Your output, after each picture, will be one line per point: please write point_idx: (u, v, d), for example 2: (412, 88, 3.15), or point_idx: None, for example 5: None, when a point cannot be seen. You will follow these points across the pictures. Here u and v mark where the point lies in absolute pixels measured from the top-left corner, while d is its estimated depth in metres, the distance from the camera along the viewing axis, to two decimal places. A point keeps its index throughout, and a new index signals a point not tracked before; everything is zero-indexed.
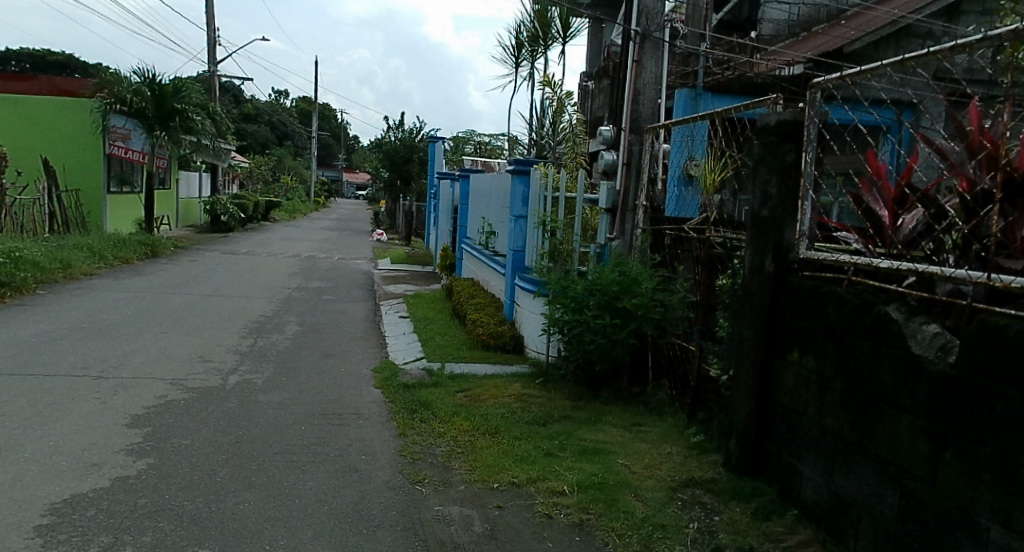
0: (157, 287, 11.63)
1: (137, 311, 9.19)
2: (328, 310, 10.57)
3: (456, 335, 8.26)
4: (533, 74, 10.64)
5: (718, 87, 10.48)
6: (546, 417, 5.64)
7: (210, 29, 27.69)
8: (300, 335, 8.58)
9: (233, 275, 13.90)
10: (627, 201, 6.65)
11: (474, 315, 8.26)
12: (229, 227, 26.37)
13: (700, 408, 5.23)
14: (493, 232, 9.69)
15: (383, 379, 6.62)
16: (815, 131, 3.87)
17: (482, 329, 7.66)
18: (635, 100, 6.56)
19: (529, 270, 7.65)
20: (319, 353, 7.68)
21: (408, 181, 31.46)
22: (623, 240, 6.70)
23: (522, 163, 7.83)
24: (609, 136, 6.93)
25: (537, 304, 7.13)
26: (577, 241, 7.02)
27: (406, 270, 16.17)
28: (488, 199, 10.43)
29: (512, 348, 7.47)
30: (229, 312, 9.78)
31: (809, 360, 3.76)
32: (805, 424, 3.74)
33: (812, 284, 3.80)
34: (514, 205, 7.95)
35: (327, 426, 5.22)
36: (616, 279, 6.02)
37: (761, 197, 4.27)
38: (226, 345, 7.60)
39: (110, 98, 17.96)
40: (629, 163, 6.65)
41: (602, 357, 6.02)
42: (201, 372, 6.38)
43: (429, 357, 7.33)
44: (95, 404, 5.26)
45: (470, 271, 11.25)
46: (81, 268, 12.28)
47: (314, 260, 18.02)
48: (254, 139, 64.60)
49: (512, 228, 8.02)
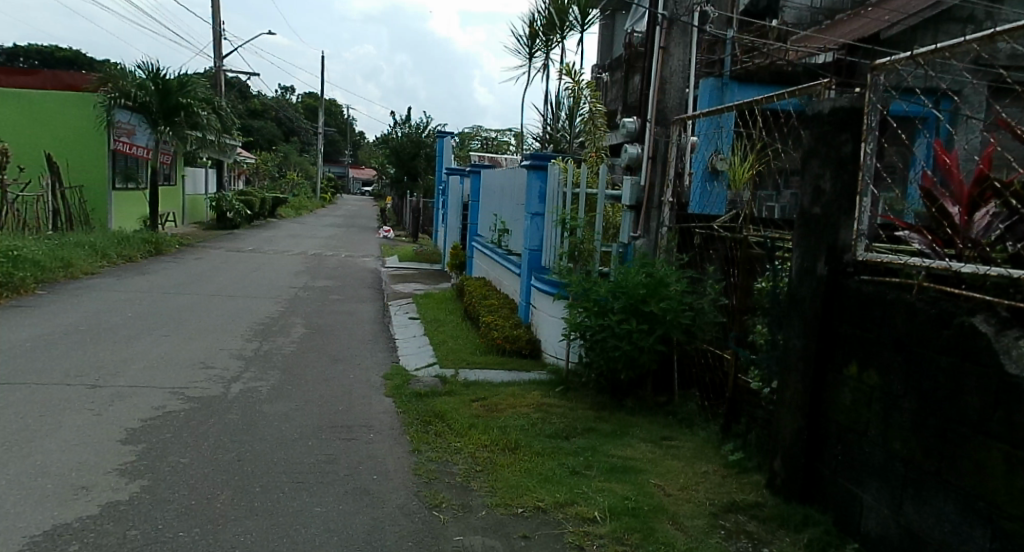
0: (160, 287, 11.31)
1: (138, 312, 8.86)
2: (336, 311, 10.23)
3: (470, 339, 7.92)
4: (548, 64, 10.27)
5: (745, 76, 10.10)
6: (568, 429, 5.28)
7: (215, 24, 27.37)
8: (307, 337, 8.24)
9: (238, 274, 13.57)
10: (653, 197, 6.25)
11: (488, 317, 7.91)
12: (235, 224, 26.09)
13: (737, 421, 4.85)
14: (506, 230, 9.34)
15: (393, 387, 6.27)
16: (876, 119, 3.47)
17: (497, 333, 7.30)
18: (662, 89, 6.15)
19: (546, 270, 7.28)
20: (327, 358, 7.33)
21: (415, 176, 31.15)
22: (648, 239, 6.33)
23: (539, 158, 7.45)
24: (632, 128, 6.52)
25: (555, 307, 6.76)
26: (598, 240, 6.62)
27: (414, 268, 15.82)
28: (500, 195, 10.08)
29: (529, 353, 7.11)
30: (234, 314, 9.44)
31: (870, 375, 3.37)
32: (867, 447, 3.35)
33: (873, 290, 3.40)
34: (531, 202, 7.59)
35: (335, 441, 4.87)
36: (642, 281, 5.65)
37: (811, 193, 3.87)
38: (230, 350, 7.26)
39: (114, 93, 17.56)
40: (654, 157, 6.24)
41: (628, 365, 5.63)
42: (203, 380, 6.04)
43: (442, 362, 6.99)
44: (88, 416, 4.92)
45: (482, 270, 10.90)
46: (83, 267, 11.96)
47: (321, 258, 17.72)
48: (260, 135, 64.37)
49: (528, 226, 7.66)
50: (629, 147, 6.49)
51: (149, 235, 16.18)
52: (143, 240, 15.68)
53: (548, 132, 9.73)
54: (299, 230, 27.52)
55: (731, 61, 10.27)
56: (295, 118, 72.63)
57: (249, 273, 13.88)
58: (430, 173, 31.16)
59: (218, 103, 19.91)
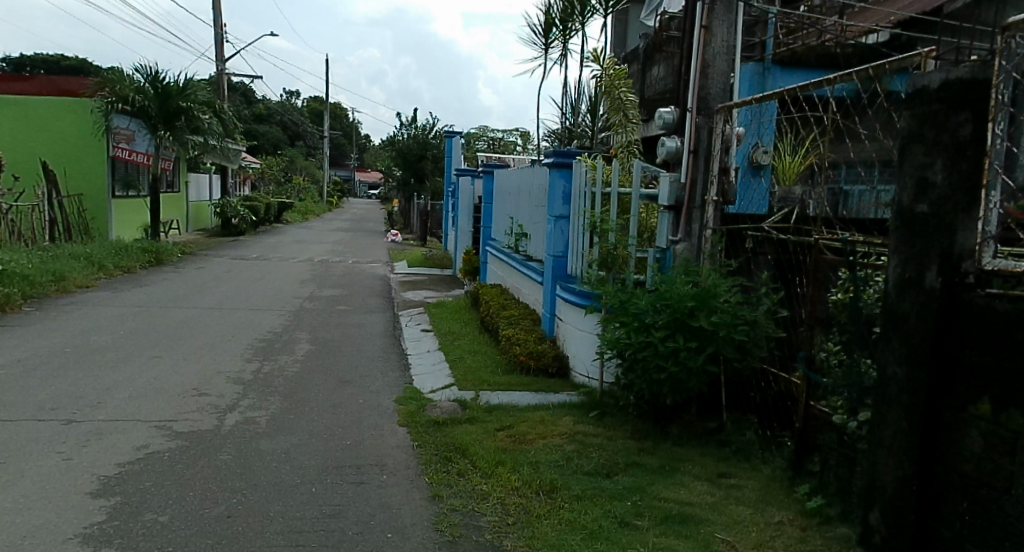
0: (157, 300, 10.67)
1: (129, 330, 8.21)
2: (343, 324, 9.57)
3: (489, 354, 7.24)
4: (568, 54, 9.55)
5: (791, 59, 9.17)
6: (609, 465, 4.60)
7: (216, 26, 26.80)
8: (311, 356, 7.57)
9: (240, 284, 12.94)
10: (695, 196, 5.55)
11: (507, 331, 7.23)
12: (240, 230, 25.51)
13: (811, 457, 4.16)
14: (525, 234, 8.67)
15: (408, 414, 5.60)
16: (1008, 92, 2.75)
17: (520, 349, 6.61)
18: (704, 74, 5.44)
19: (573, 280, 6.61)
20: (334, 379, 6.67)
21: (422, 179, 30.52)
22: (689, 245, 5.63)
23: (562, 156, 6.77)
24: (670, 119, 5.80)
25: (586, 321, 6.08)
26: (632, 245, 5.92)
27: (424, 275, 15.15)
28: (517, 197, 9.42)
29: (556, 372, 6.43)
30: (234, 329, 8.79)
31: (1010, 417, 2.65)
32: (1010, 510, 2.64)
33: (1010, 307, 2.69)
34: (554, 204, 6.90)
35: (342, 486, 4.19)
36: (689, 292, 4.95)
37: (916, 187, 3.15)
38: (227, 372, 6.61)
39: (111, 97, 16.98)
40: (696, 151, 5.53)
41: (674, 389, 4.92)
42: (194, 411, 5.38)
43: (461, 384, 6.31)
44: (57, 461, 4.25)
45: (498, 277, 10.23)
46: (77, 280, 11.32)
47: (328, 265, 17.08)
48: (265, 140, 63.96)
49: (551, 230, 6.98)
50: (666, 139, 5.74)
51: (149, 245, 15.57)
52: (143, 249, 15.08)
53: (568, 127, 9.03)
54: (305, 236, 26.91)
55: (773, 43, 9.37)
56: (300, 122, 72.16)
57: (252, 283, 13.23)
58: (437, 175, 30.54)
59: (222, 108, 19.28)
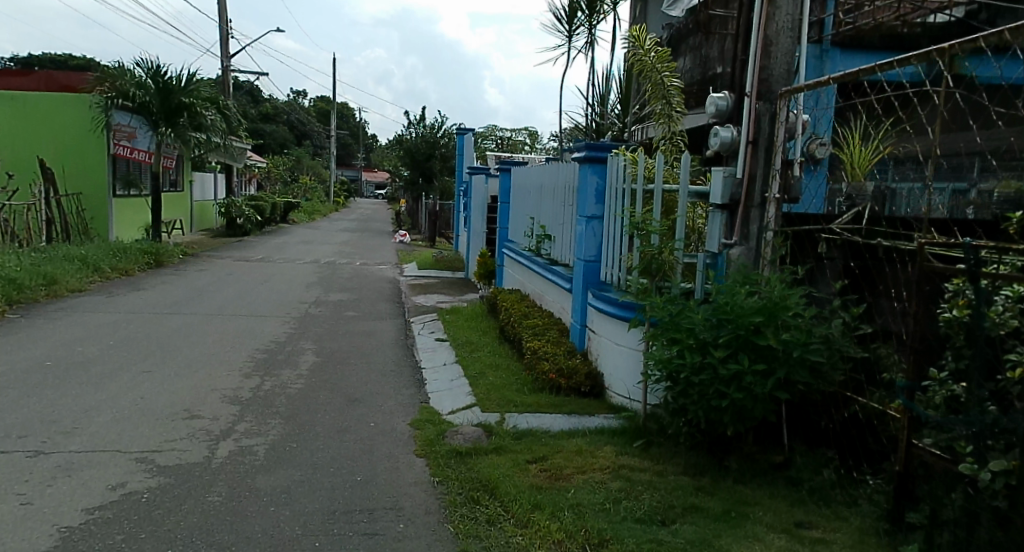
0: (153, 306, 10.00)
1: (120, 340, 7.54)
2: (352, 332, 8.90)
3: (512, 369, 6.58)
4: (592, 42, 8.86)
5: (852, 41, 8.20)
6: (665, 510, 3.90)
7: (221, 22, 26.22)
8: (317, 370, 6.90)
9: (243, 287, 12.29)
10: (753, 193, 4.86)
11: (532, 344, 6.56)
12: (245, 231, 24.90)
13: (914, 507, 3.46)
14: (548, 236, 8.00)
15: (426, 443, 4.93)
16: None
17: (548, 366, 5.94)
18: (766, 53, 4.73)
19: (608, 287, 5.93)
20: (341, 399, 5.99)
21: (431, 178, 29.87)
22: (747, 250, 4.93)
23: (595, 149, 6.08)
24: (724, 106, 5.07)
25: (625, 335, 5.40)
26: (680, 250, 5.21)
27: (435, 278, 14.47)
28: (539, 195, 8.74)
29: (589, 391, 5.75)
30: (233, 339, 8.12)
31: None
32: None
33: None
34: (585, 203, 6.22)
35: (352, 538, 3.51)
36: (755, 306, 4.25)
37: None
38: (223, 390, 5.93)
39: (111, 92, 16.36)
40: (754, 142, 4.83)
41: (736, 418, 4.22)
42: (182, 439, 4.70)
43: (484, 405, 5.63)
44: (14, 505, 3.59)
45: (516, 281, 9.56)
46: (70, 283, 10.68)
47: (336, 267, 16.43)
48: (272, 139, 63.48)
49: (582, 232, 6.31)
50: (719, 129, 5.02)
51: (149, 246, 14.93)
52: (143, 251, 14.44)
53: (595, 119, 8.33)
54: (312, 237, 26.28)
55: (832, 21, 8.29)
56: (307, 121, 71.62)
57: (255, 286, 12.57)
58: (446, 174, 29.86)
59: (225, 104, 18.63)
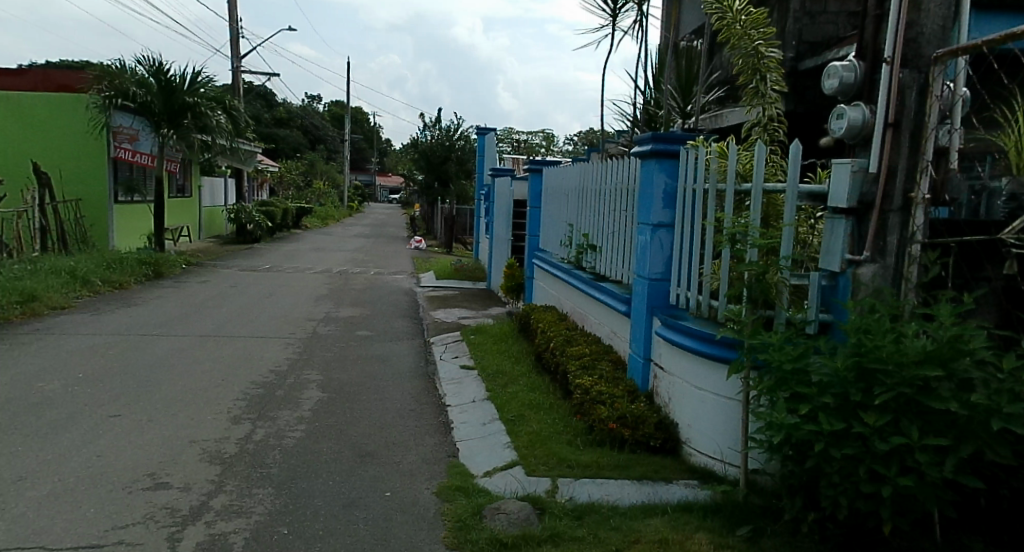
0: (141, 325, 8.89)
1: (92, 372, 6.42)
2: (364, 358, 7.74)
3: (557, 412, 5.38)
4: (636, 22, 7.76)
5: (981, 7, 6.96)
6: None
7: (232, 22, 25.31)
8: (321, 411, 5.74)
9: (245, 302, 11.17)
10: (891, 194, 3.64)
11: (582, 380, 5.35)
12: (255, 237, 23.87)
13: None
14: (595, 247, 6.81)
15: (458, 525, 3.74)
16: None
17: (606, 412, 4.73)
18: (915, 5, 3.52)
19: (683, 313, 4.72)
20: (348, 454, 4.81)
21: (447, 182, 28.78)
22: (883, 270, 3.70)
23: (665, 140, 4.88)
24: (848, 80, 3.81)
25: (711, 379, 4.18)
26: (787, 269, 3.97)
27: (455, 290, 13.32)
28: (580, 199, 7.55)
29: (661, 447, 4.53)
30: (227, 367, 6.98)
31: None
32: None
33: None
34: (650, 208, 5.03)
35: None
36: (925, 351, 2.99)
37: None
38: (204, 444, 4.77)
39: (110, 91, 15.30)
40: (895, 125, 3.59)
41: (898, 509, 2.97)
42: (136, 525, 3.54)
43: (528, 465, 4.43)
44: None
45: (551, 297, 8.38)
46: (52, 299, 9.59)
47: (348, 277, 15.34)
48: (285, 143, 62.66)
49: (646, 243, 5.13)
50: (845, 108, 3.78)
51: (147, 255, 13.85)
52: (140, 261, 13.36)
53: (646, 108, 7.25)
54: (323, 243, 25.24)
55: None
56: (321, 125, 70.94)
57: (259, 300, 11.44)
58: (462, 177, 28.76)
59: (233, 104, 17.55)
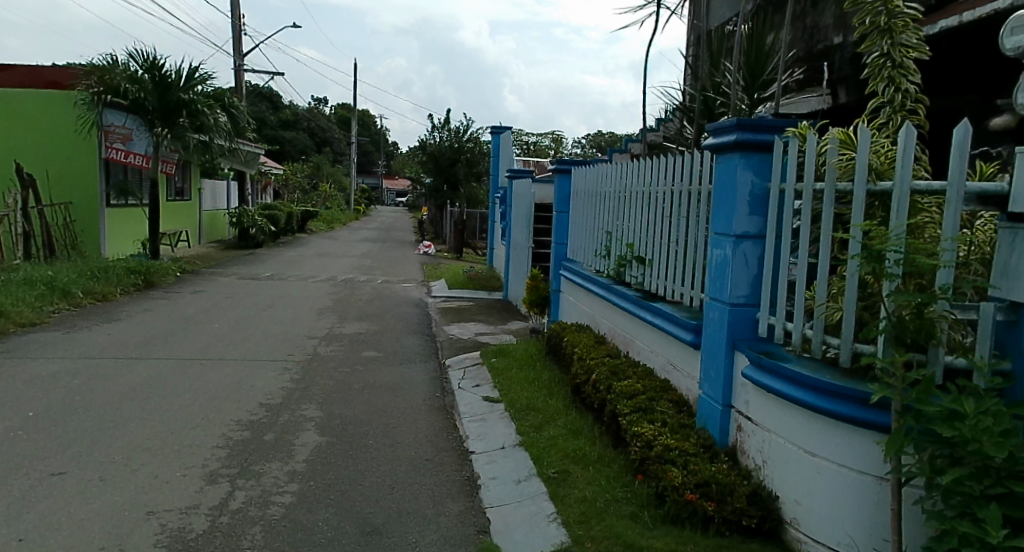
0: (118, 346, 7.86)
1: (44, 410, 5.38)
2: (369, 387, 6.68)
3: (612, 469, 4.30)
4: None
5: None
6: None
7: (234, 19, 24.40)
8: (317, 463, 4.68)
9: (239, 317, 10.13)
10: None
11: (640, 428, 4.27)
12: (257, 242, 22.88)
13: None
14: (643, 260, 5.74)
15: None
16: None
17: (682, 477, 3.65)
18: None
19: (780, 350, 3.64)
20: (350, 530, 3.74)
21: (456, 185, 27.71)
22: None
23: (753, 129, 3.81)
24: None
25: (836, 444, 3.10)
26: (950, 302, 2.86)
27: (469, 301, 12.23)
28: (619, 203, 6.49)
29: (758, 528, 3.45)
30: (208, 400, 5.93)
31: None
32: None
33: None
34: (731, 215, 3.95)
35: None
36: None
37: None
38: (164, 519, 3.71)
39: (99, 88, 14.31)
40: None
41: None
42: None
43: None
44: None
45: (584, 314, 7.31)
46: (22, 315, 8.58)
47: (354, 286, 14.28)
48: (291, 146, 61.66)
49: (724, 258, 4.05)
50: None
51: (137, 263, 12.84)
52: (128, 269, 12.36)
53: (705, 96, 6.19)
54: (328, 248, 24.20)
55: None
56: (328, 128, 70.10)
57: (254, 314, 10.39)
58: (472, 180, 27.70)
59: (233, 102, 16.52)
